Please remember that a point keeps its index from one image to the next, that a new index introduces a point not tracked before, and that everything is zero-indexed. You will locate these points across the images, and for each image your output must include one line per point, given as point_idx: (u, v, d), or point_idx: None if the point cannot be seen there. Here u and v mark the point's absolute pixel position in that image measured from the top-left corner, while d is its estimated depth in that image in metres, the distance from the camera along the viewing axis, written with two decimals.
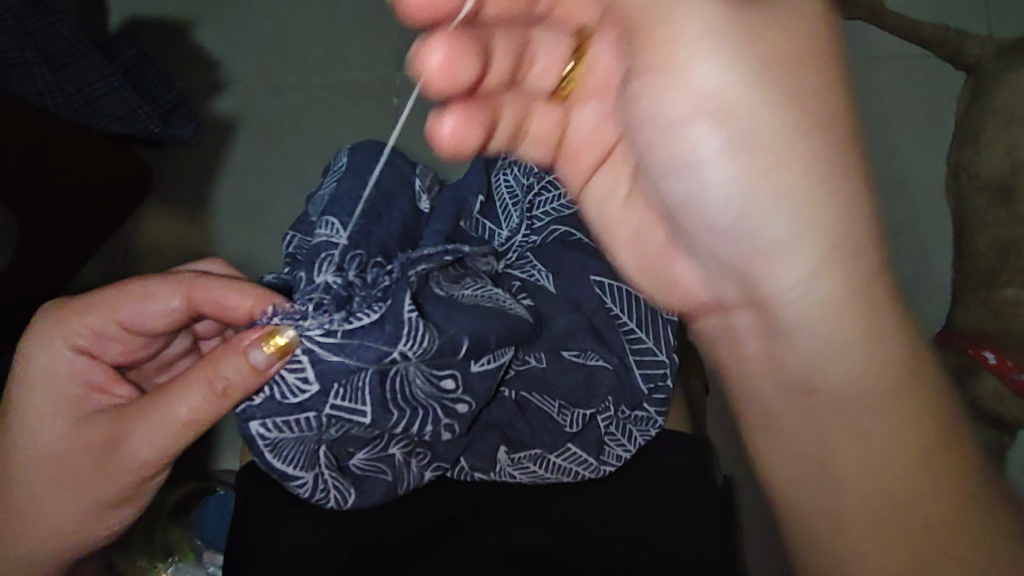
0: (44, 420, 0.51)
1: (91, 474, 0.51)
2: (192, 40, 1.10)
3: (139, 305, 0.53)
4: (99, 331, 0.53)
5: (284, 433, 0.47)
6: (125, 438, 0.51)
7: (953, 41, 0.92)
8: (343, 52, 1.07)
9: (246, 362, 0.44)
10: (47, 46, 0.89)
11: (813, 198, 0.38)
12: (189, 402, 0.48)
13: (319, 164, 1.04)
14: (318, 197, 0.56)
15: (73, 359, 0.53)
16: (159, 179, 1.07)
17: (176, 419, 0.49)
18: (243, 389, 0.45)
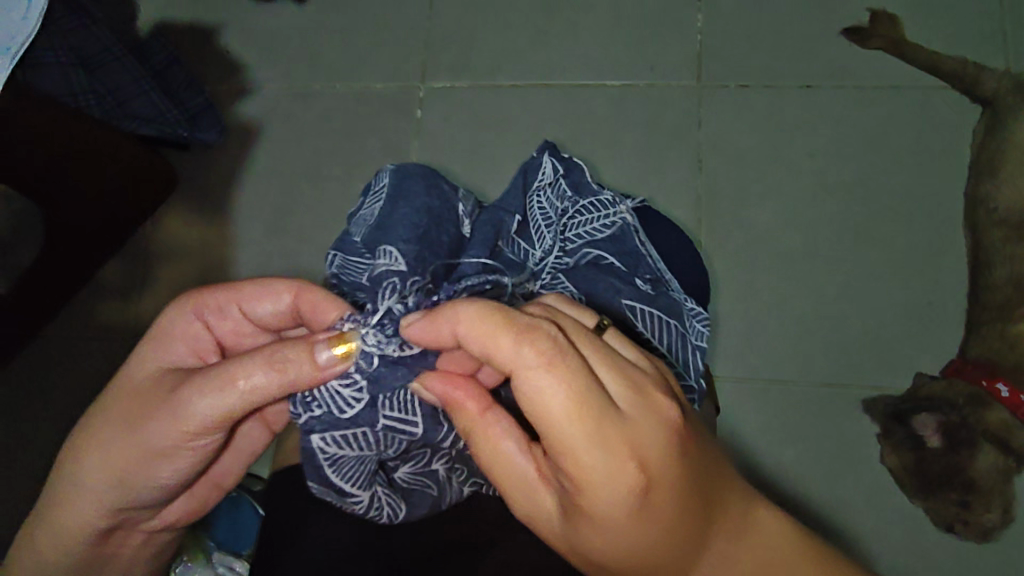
0: (144, 361, 0.51)
1: (147, 416, 0.48)
2: (220, 46, 1.12)
3: (258, 288, 0.52)
4: (219, 304, 0.53)
5: (343, 449, 0.48)
6: (187, 390, 0.47)
7: (971, 74, 0.95)
8: (369, 64, 1.09)
9: (312, 359, 0.44)
10: (81, 46, 0.85)
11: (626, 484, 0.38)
12: (251, 373, 0.45)
13: (341, 173, 1.06)
14: (362, 215, 0.55)
15: (187, 319, 0.53)
16: (183, 181, 1.08)
17: (228, 385, 0.45)
18: (303, 376, 0.44)
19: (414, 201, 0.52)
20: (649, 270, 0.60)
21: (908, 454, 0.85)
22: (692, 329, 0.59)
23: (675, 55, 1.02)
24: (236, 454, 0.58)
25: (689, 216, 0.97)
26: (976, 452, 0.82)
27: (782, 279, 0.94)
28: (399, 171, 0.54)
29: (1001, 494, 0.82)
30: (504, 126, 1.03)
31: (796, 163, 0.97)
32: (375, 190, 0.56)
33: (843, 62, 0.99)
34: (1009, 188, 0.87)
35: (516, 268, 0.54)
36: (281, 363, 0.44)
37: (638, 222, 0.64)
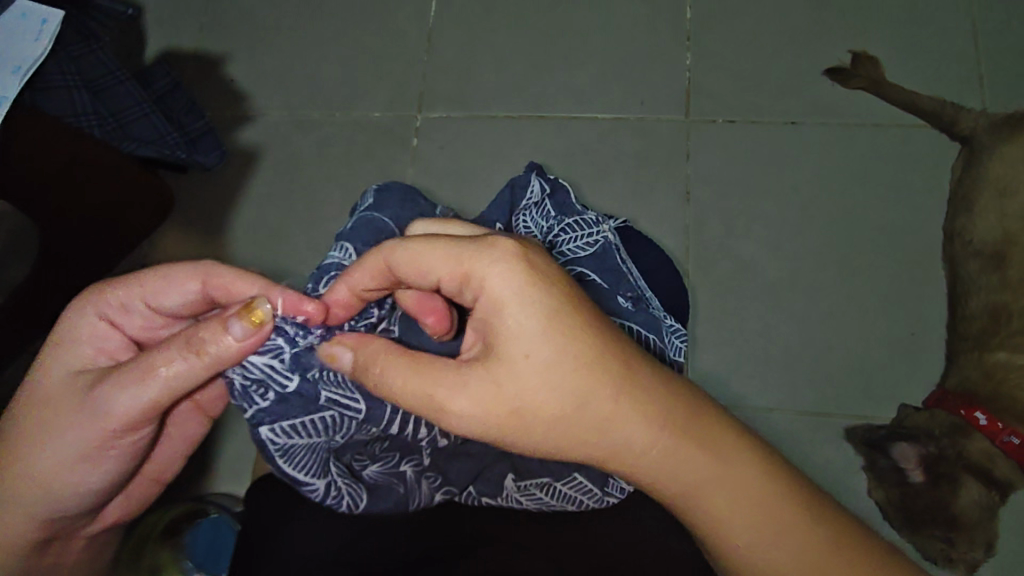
0: (54, 370, 0.52)
1: (69, 424, 0.50)
2: (224, 74, 1.15)
3: (159, 283, 0.53)
4: (122, 302, 0.53)
5: (293, 438, 0.52)
6: (106, 390, 0.50)
7: (950, 112, 0.98)
8: (368, 94, 1.12)
9: (228, 334, 0.48)
10: (87, 69, 0.89)
11: (557, 372, 0.45)
12: (172, 364, 0.49)
13: (337, 198, 1.08)
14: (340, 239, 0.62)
15: (97, 326, 0.53)
16: (181, 202, 1.10)
17: (151, 375, 0.49)
18: (227, 358, 0.49)
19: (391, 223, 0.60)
20: (630, 288, 0.61)
21: (895, 491, 0.86)
22: (672, 345, 0.61)
23: (664, 91, 1.06)
24: (171, 443, 0.61)
25: (677, 245, 0.99)
26: (959, 486, 0.83)
27: (767, 307, 0.95)
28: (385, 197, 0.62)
29: (984, 530, 0.82)
30: (498, 155, 1.06)
31: (781, 196, 1.00)
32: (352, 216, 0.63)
33: (826, 100, 1.03)
34: (980, 222, 0.90)
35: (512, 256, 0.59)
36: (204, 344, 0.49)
37: (620, 243, 0.65)
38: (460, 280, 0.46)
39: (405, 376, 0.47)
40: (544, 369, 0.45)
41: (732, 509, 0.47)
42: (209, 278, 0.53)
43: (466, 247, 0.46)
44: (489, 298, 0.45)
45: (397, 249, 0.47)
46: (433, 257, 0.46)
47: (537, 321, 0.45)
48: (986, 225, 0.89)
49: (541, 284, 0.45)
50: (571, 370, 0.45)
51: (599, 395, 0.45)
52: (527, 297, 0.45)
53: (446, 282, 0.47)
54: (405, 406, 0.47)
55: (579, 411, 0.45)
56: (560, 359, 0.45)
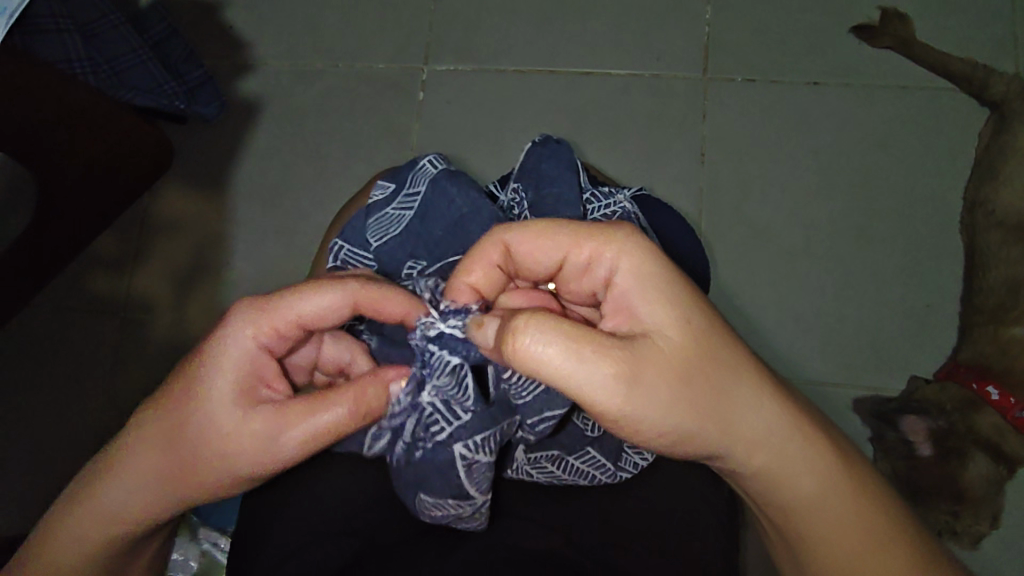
0: (215, 399, 0.47)
1: (235, 459, 0.47)
2: (222, 19, 1.10)
3: (318, 303, 0.48)
4: (281, 326, 0.49)
5: (480, 452, 0.50)
6: (278, 431, 0.47)
7: (981, 76, 0.93)
8: (373, 43, 1.07)
9: (386, 389, 0.49)
10: (77, 12, 0.85)
11: (698, 359, 0.44)
12: (336, 414, 0.47)
13: (341, 153, 1.05)
14: (386, 215, 0.61)
15: (257, 351, 0.48)
16: (180, 155, 1.07)
17: (318, 424, 0.47)
18: (378, 408, 0.49)
19: (455, 205, 0.59)
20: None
21: (901, 465, 0.85)
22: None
23: (682, 47, 1.01)
24: None
25: (690, 209, 0.96)
26: (967, 460, 0.82)
27: (780, 275, 0.94)
28: (454, 175, 0.60)
29: (990, 503, 0.82)
30: (508, 111, 1.02)
31: (799, 160, 0.97)
32: (410, 188, 0.61)
33: (851, 60, 0.99)
34: (1008, 190, 0.86)
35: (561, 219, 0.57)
36: (367, 401, 0.48)
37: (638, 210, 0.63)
38: (592, 260, 0.46)
39: (569, 346, 0.41)
40: (700, 353, 0.44)
41: (835, 512, 0.49)
42: (366, 300, 0.50)
43: (592, 227, 0.46)
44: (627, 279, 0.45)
45: (535, 222, 0.47)
46: (562, 234, 0.46)
47: (684, 295, 0.45)
48: (1013, 193, 0.85)
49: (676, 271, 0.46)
50: (717, 359, 0.45)
51: (743, 387, 0.46)
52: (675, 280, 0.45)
53: (572, 260, 0.46)
54: (562, 388, 0.41)
55: (721, 399, 0.45)
56: (716, 342, 0.45)
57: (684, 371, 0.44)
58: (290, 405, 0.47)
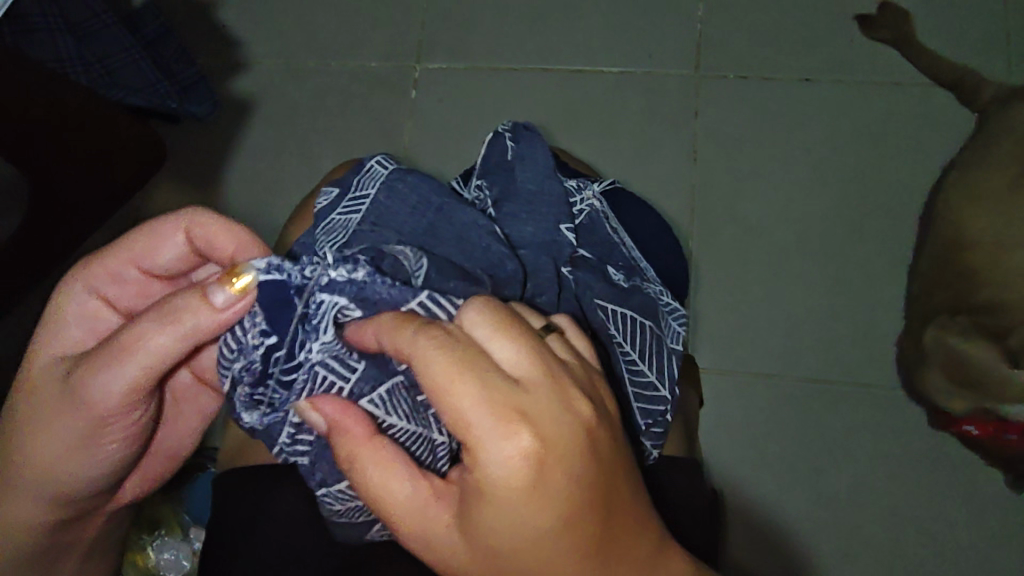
0: (50, 350, 0.50)
1: (56, 406, 0.48)
2: (215, 18, 1.11)
3: (148, 240, 0.50)
4: (114, 274, 0.52)
5: (389, 414, 0.45)
6: (87, 372, 0.46)
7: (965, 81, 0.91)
8: (366, 42, 1.07)
9: (203, 302, 0.43)
10: (71, 13, 0.87)
11: (543, 548, 0.38)
12: (146, 345, 0.44)
13: (334, 151, 1.04)
14: (332, 221, 0.54)
15: (92, 304, 0.52)
16: (173, 154, 1.07)
17: (127, 354, 0.45)
18: (206, 331, 0.44)
19: (405, 204, 0.53)
20: (624, 259, 0.62)
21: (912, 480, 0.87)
22: (668, 330, 0.61)
23: (674, 44, 1.01)
24: (184, 421, 0.58)
25: (683, 206, 0.96)
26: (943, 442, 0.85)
27: (772, 272, 0.93)
28: (406, 172, 0.55)
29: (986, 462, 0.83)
30: (500, 108, 1.02)
31: (791, 157, 0.97)
32: (357, 191, 0.55)
33: (843, 56, 0.98)
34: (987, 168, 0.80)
35: (537, 217, 0.57)
36: (173, 310, 0.43)
37: (609, 208, 0.66)
38: (435, 399, 0.36)
39: (377, 479, 0.41)
40: (530, 535, 0.37)
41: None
42: (193, 231, 0.49)
43: (457, 368, 0.36)
44: (481, 458, 0.36)
45: (398, 337, 0.38)
46: (427, 369, 0.36)
47: (555, 493, 0.36)
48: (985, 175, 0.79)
49: (541, 464, 0.35)
50: (581, 545, 0.38)
51: (615, 572, 0.40)
52: (529, 479, 0.35)
53: (436, 406, 0.37)
54: (391, 525, 0.41)
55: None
56: (566, 536, 0.37)
57: (513, 561, 0.38)
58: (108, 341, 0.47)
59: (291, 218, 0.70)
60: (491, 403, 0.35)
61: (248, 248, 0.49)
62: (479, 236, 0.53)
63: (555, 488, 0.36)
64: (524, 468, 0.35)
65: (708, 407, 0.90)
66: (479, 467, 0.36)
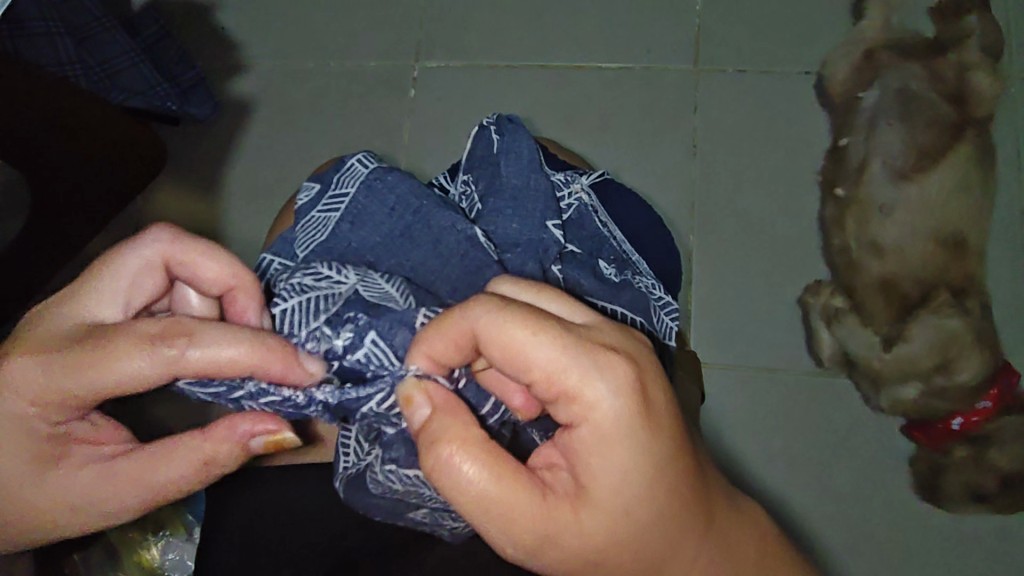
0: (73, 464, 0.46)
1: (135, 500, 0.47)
2: (213, 21, 1.11)
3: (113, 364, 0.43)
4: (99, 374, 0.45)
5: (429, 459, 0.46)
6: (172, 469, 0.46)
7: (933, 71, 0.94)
8: (363, 41, 1.08)
9: (301, 377, 0.44)
10: (71, 17, 0.88)
11: (639, 494, 0.40)
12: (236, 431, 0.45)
13: (333, 150, 1.05)
14: (313, 219, 0.57)
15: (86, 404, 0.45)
16: (174, 156, 1.07)
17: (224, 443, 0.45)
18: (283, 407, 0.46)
19: (386, 204, 0.55)
20: (613, 253, 0.63)
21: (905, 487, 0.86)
22: (661, 325, 0.61)
23: (672, 39, 1.01)
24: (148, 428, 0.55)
25: (684, 201, 0.96)
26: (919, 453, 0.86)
27: (774, 267, 0.93)
28: (387, 169, 0.56)
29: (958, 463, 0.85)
30: (498, 105, 1.02)
31: (792, 151, 0.96)
32: (337, 188, 0.57)
33: (842, 49, 0.98)
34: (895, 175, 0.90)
35: (522, 214, 0.57)
36: (208, 456, 0.45)
37: (597, 201, 0.66)
38: (519, 360, 0.38)
39: (486, 470, 0.39)
40: (644, 478, 0.40)
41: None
42: (182, 368, 0.43)
43: (548, 325, 0.39)
44: (582, 405, 0.39)
45: (470, 307, 0.39)
46: (519, 332, 0.38)
47: (643, 434, 0.40)
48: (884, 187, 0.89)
49: (632, 399, 0.39)
50: (664, 485, 0.41)
51: (689, 512, 0.43)
52: (627, 416, 0.39)
53: (530, 374, 0.39)
54: (479, 518, 0.40)
55: (660, 523, 0.42)
56: (659, 471, 0.40)
57: (612, 512, 0.40)
58: (127, 466, 0.46)
59: (273, 222, 0.70)
60: (583, 349, 0.39)
61: (270, 361, 0.43)
62: (456, 241, 0.53)
63: (643, 423, 0.39)
64: (617, 408, 0.39)
65: (711, 403, 0.90)
66: (585, 416, 0.39)
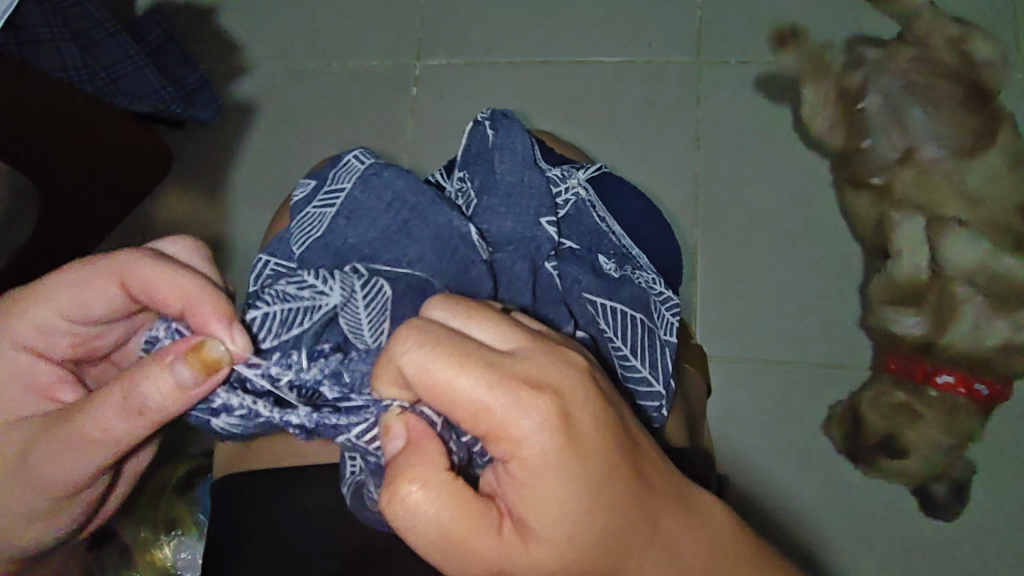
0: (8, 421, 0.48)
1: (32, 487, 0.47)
2: (216, 25, 1.11)
3: (84, 296, 0.47)
4: (44, 327, 0.48)
5: None
6: (45, 449, 0.45)
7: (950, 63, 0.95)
8: (365, 41, 1.08)
9: (169, 380, 0.41)
10: (75, 23, 0.89)
11: (586, 518, 0.37)
12: (100, 418, 0.43)
13: (336, 149, 1.05)
14: (307, 215, 0.57)
15: (29, 362, 0.49)
16: (178, 158, 1.08)
17: (112, 425, 0.43)
18: (165, 407, 0.42)
19: (382, 206, 0.54)
20: (613, 248, 0.63)
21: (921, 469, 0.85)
22: (663, 321, 0.61)
23: (674, 31, 1.00)
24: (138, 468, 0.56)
25: (686, 195, 0.96)
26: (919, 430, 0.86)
27: (778, 258, 0.92)
28: (384, 166, 0.56)
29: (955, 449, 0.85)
30: (500, 101, 1.02)
31: (795, 141, 0.96)
32: (332, 184, 0.57)
33: (842, 38, 0.98)
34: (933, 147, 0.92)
35: (516, 211, 0.57)
36: (128, 394, 0.42)
37: (596, 196, 0.65)
38: (446, 400, 0.36)
39: (444, 510, 0.36)
40: (583, 506, 0.37)
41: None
42: (126, 279, 0.46)
43: (475, 354, 0.36)
44: (515, 438, 0.36)
45: (395, 348, 0.36)
46: (449, 370, 0.35)
47: (578, 459, 0.36)
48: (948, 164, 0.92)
49: (563, 424, 0.36)
50: (614, 509, 0.38)
51: (638, 530, 0.39)
52: (555, 446, 0.36)
53: (463, 413, 0.36)
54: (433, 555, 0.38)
55: (611, 551, 0.39)
56: (599, 497, 0.37)
57: (563, 546, 0.37)
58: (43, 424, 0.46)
59: (268, 223, 0.70)
60: (510, 381, 0.36)
61: (198, 296, 0.45)
62: (449, 240, 0.53)
63: (579, 452, 0.36)
64: (546, 439, 0.36)
65: (720, 396, 0.90)
66: (518, 450, 0.36)
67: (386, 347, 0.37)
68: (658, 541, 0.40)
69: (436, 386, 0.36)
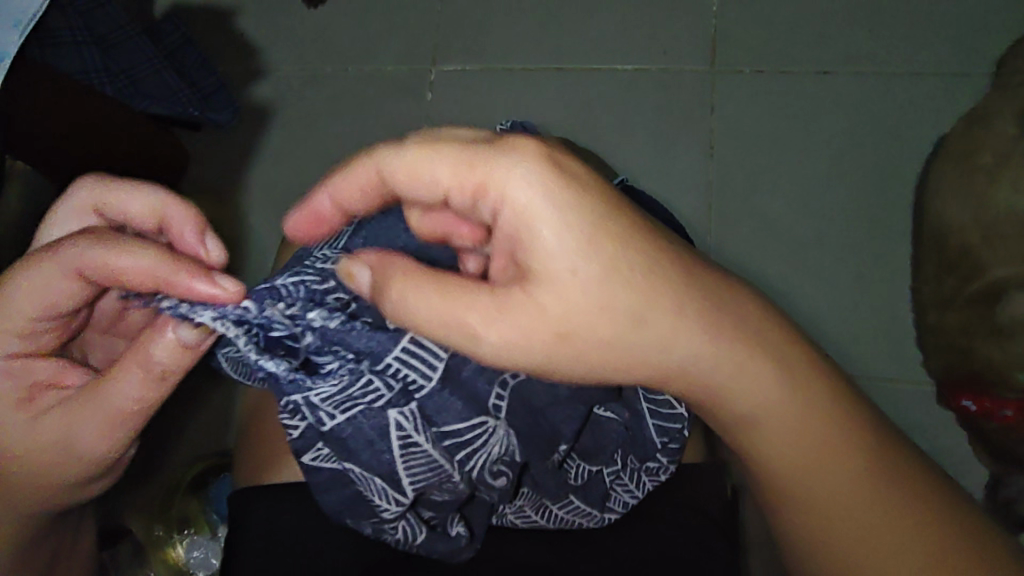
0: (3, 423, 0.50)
1: (57, 466, 0.51)
2: (234, 28, 1.12)
3: (41, 289, 0.48)
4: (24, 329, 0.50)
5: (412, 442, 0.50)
6: (71, 427, 0.50)
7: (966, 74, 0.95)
8: (381, 45, 1.09)
9: (176, 342, 0.49)
10: (94, 24, 0.87)
11: (602, 260, 0.42)
12: (125, 387, 0.49)
13: (352, 152, 1.06)
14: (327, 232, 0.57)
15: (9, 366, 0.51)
16: (195, 160, 1.09)
17: (125, 390, 0.49)
18: (180, 364, 0.50)
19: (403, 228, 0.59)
20: None
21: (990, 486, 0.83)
22: None
23: (689, 40, 1.01)
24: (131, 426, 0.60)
25: (699, 203, 0.96)
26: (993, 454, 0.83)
27: (790, 266, 0.93)
28: None
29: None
30: (516, 107, 1.03)
31: (809, 150, 0.96)
32: None
33: (859, 47, 0.98)
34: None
35: None
36: (149, 352, 0.49)
37: None
38: (418, 176, 0.42)
39: (437, 302, 0.42)
40: (589, 268, 0.41)
41: (803, 453, 0.50)
42: (86, 269, 0.47)
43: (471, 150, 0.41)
44: (506, 194, 0.40)
45: (376, 155, 0.43)
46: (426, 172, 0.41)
47: (584, 228, 0.41)
48: None
49: (576, 190, 0.41)
50: (622, 264, 0.42)
51: (661, 311, 0.44)
52: (572, 199, 0.41)
53: (454, 194, 0.42)
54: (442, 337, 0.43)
55: (623, 297, 0.43)
56: (614, 253, 0.42)
57: (589, 292, 0.42)
58: (69, 406, 0.50)
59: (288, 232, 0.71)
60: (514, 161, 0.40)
61: (170, 269, 0.46)
62: None
63: (575, 194, 0.41)
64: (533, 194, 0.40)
65: None
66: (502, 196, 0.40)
67: (364, 158, 0.44)
68: (686, 321, 0.45)
69: (410, 180, 0.42)
